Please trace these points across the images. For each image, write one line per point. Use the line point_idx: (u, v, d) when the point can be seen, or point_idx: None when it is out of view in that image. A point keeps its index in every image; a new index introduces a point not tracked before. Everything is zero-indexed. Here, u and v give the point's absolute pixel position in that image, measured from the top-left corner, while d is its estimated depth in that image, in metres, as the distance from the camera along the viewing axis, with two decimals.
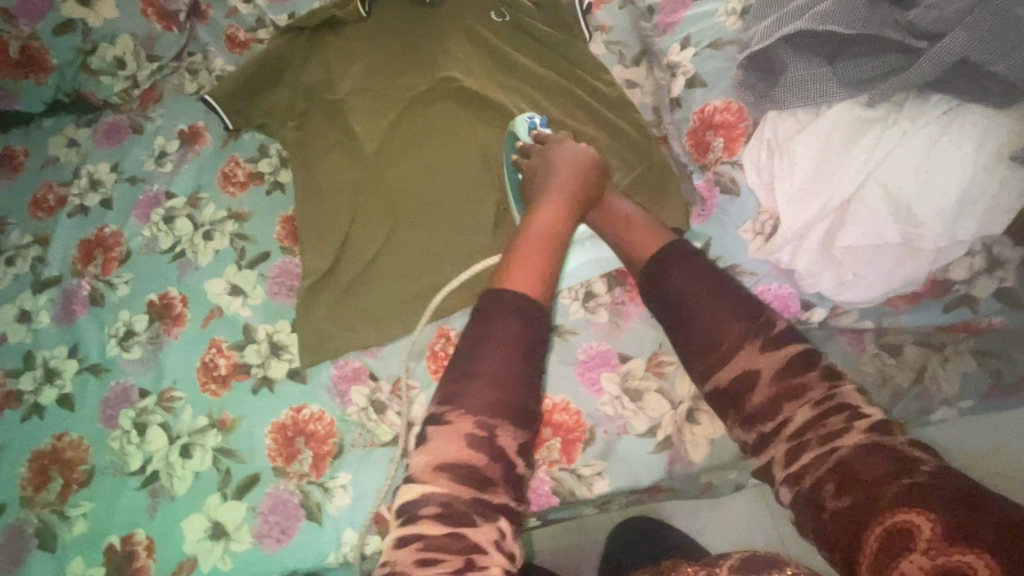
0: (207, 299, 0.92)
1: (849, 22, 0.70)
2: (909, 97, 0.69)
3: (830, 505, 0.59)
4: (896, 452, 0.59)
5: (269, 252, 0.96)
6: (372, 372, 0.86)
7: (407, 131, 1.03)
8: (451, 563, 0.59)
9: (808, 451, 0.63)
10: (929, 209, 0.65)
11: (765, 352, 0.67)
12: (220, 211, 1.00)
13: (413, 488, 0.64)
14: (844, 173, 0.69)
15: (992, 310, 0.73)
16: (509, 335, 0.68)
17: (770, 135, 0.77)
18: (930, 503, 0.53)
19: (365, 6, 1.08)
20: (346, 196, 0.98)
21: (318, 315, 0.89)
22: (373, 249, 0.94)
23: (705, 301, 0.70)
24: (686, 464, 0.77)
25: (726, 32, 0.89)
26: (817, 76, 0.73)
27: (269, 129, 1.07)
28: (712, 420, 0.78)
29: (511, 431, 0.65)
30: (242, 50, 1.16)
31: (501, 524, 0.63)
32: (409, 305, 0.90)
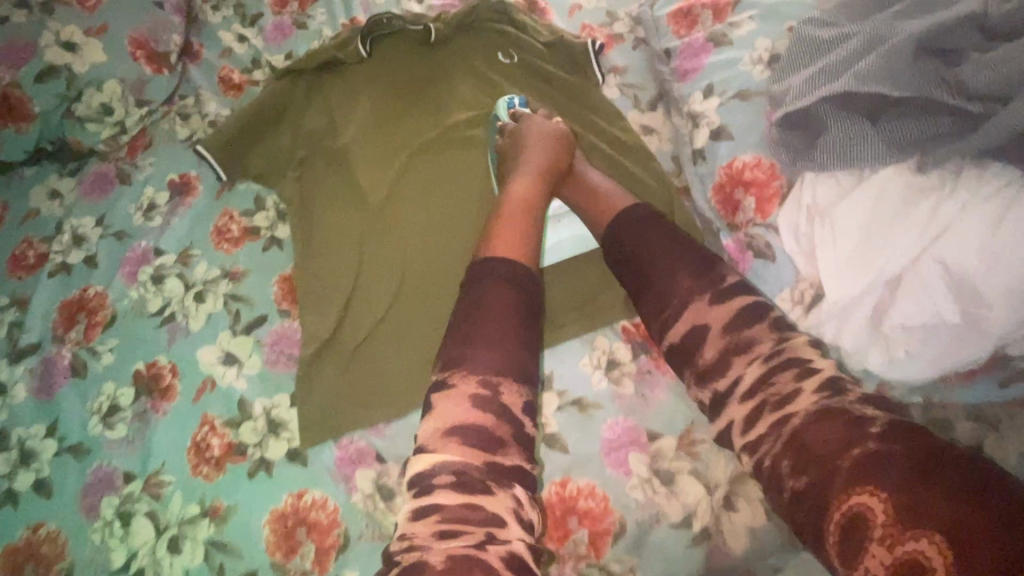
0: (198, 369, 0.86)
1: (895, 83, 0.67)
2: (965, 164, 0.66)
3: (789, 485, 0.56)
4: (848, 415, 0.56)
5: (267, 315, 0.89)
6: (379, 453, 0.79)
7: (412, 178, 0.97)
8: (473, 536, 0.55)
9: (762, 419, 0.60)
10: (995, 289, 0.60)
11: (712, 307, 0.66)
12: (213, 269, 0.94)
13: (423, 459, 0.60)
14: (897, 247, 0.65)
15: None
16: (488, 295, 0.67)
17: (810, 200, 0.73)
18: (884, 480, 0.50)
19: (366, 45, 1.02)
20: (348, 251, 0.92)
21: (321, 386, 0.82)
22: (379, 310, 0.87)
23: (665, 257, 0.70)
24: (725, 557, 0.70)
25: (753, 82, 0.85)
26: (861, 137, 0.70)
27: (267, 181, 1.01)
28: (752, 507, 0.72)
29: (516, 390, 0.63)
30: (236, 93, 1.11)
31: (517, 491, 0.60)
32: (420, 374, 0.83)
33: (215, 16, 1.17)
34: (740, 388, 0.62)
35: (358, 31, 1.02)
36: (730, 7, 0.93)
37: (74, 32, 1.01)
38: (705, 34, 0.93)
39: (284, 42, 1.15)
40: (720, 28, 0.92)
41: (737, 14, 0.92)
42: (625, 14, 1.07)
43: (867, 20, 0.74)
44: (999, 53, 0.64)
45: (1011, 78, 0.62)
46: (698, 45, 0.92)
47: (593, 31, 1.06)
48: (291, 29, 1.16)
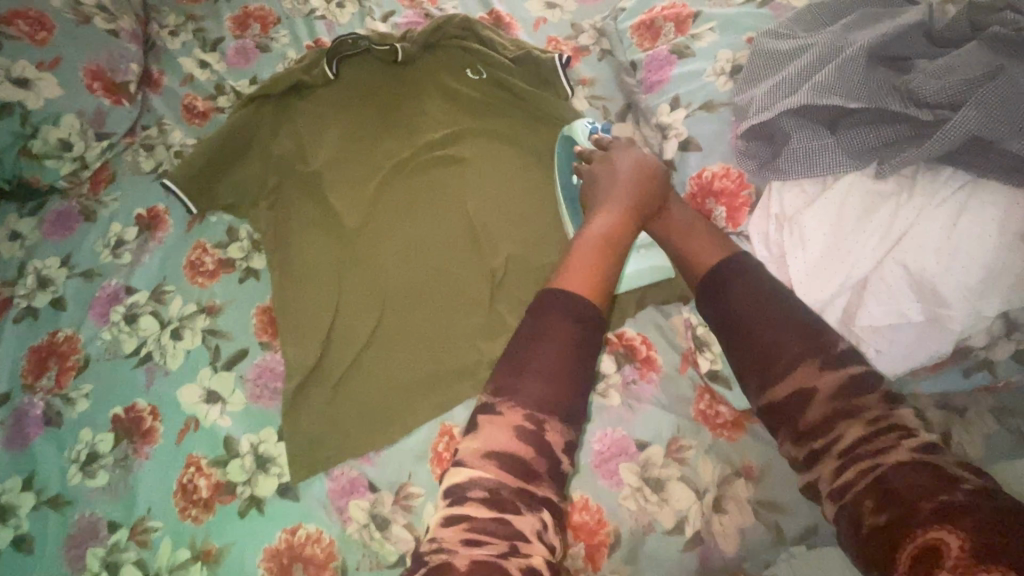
0: (181, 409, 0.84)
1: (850, 94, 0.71)
2: (919, 170, 0.70)
3: (867, 522, 0.56)
4: (939, 470, 0.56)
5: (247, 349, 0.88)
6: (372, 482, 0.79)
7: (388, 203, 0.97)
8: (498, 546, 0.56)
9: (854, 469, 0.59)
10: (954, 289, 0.64)
11: (823, 372, 0.62)
12: (189, 304, 0.92)
13: (459, 472, 0.61)
14: (862, 251, 0.68)
15: (1012, 372, 0.72)
16: (563, 336, 0.65)
17: (777, 209, 0.76)
18: (965, 521, 0.52)
19: (333, 67, 1.03)
20: (328, 280, 0.91)
21: (307, 421, 0.82)
22: (362, 340, 0.87)
23: (767, 312, 0.66)
24: (718, 559, 0.72)
25: (718, 93, 0.88)
26: (822, 147, 0.73)
27: (239, 210, 0.99)
28: (740, 509, 0.74)
29: (560, 430, 0.63)
30: (201, 121, 1.10)
31: (545, 515, 0.60)
32: (407, 398, 0.83)
33: (175, 43, 1.16)
34: (838, 444, 0.60)
35: (324, 54, 1.02)
36: (691, 18, 0.95)
37: (26, 67, 0.97)
38: (668, 46, 0.95)
39: (249, 67, 1.15)
40: (682, 40, 0.94)
41: (697, 25, 0.95)
42: (590, 25, 1.09)
43: (821, 33, 0.77)
44: (943, 65, 0.69)
45: (956, 88, 0.67)
46: (662, 58, 0.94)
47: (559, 44, 1.08)
48: (253, 52, 1.16)
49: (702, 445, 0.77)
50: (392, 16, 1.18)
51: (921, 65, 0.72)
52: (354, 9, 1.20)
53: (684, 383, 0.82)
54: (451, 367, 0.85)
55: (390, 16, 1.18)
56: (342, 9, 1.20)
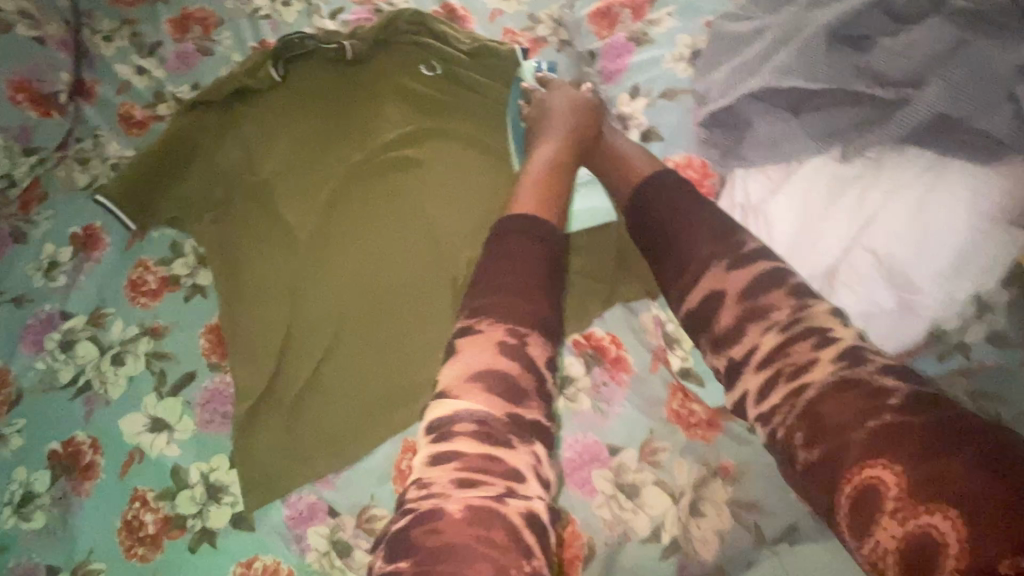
0: (124, 440, 0.78)
1: (812, 76, 0.70)
2: (885, 149, 0.68)
3: (802, 458, 0.53)
4: (863, 385, 0.53)
5: (195, 372, 0.83)
6: (331, 507, 0.74)
7: (343, 211, 0.92)
8: (492, 487, 0.52)
9: (780, 389, 0.56)
10: (924, 274, 0.62)
11: (732, 272, 0.62)
12: (131, 327, 0.86)
13: (442, 406, 0.57)
14: (830, 238, 0.66)
15: (987, 355, 0.71)
16: (524, 252, 0.65)
17: (742, 197, 0.73)
18: (899, 451, 0.49)
19: (278, 69, 0.97)
20: (280, 295, 0.86)
21: (261, 446, 0.77)
22: (317, 356, 0.82)
23: (687, 218, 0.67)
24: (698, 565, 0.69)
25: (677, 80, 0.84)
26: (787, 132, 0.71)
27: (182, 224, 0.93)
28: (718, 511, 0.71)
29: (541, 342, 0.61)
30: (140, 130, 1.03)
31: (537, 449, 0.57)
32: (367, 418, 0.79)
33: (109, 48, 1.09)
34: (758, 355, 0.58)
35: (268, 55, 0.97)
36: (647, 4, 0.92)
37: None
38: (626, 33, 0.92)
39: (189, 72, 1.08)
40: (639, 26, 0.91)
41: (654, 11, 0.91)
42: (546, 15, 1.05)
43: (781, 13, 0.75)
44: (908, 40, 0.67)
45: (921, 67, 0.66)
46: (620, 46, 0.91)
47: (516, 35, 1.04)
48: (195, 56, 1.10)
49: (676, 447, 0.74)
50: (342, 13, 1.13)
51: (882, 41, 0.69)
52: (301, 7, 1.14)
53: (657, 382, 0.78)
54: (412, 381, 0.81)
55: (339, 13, 1.13)
56: (288, 7, 1.14)
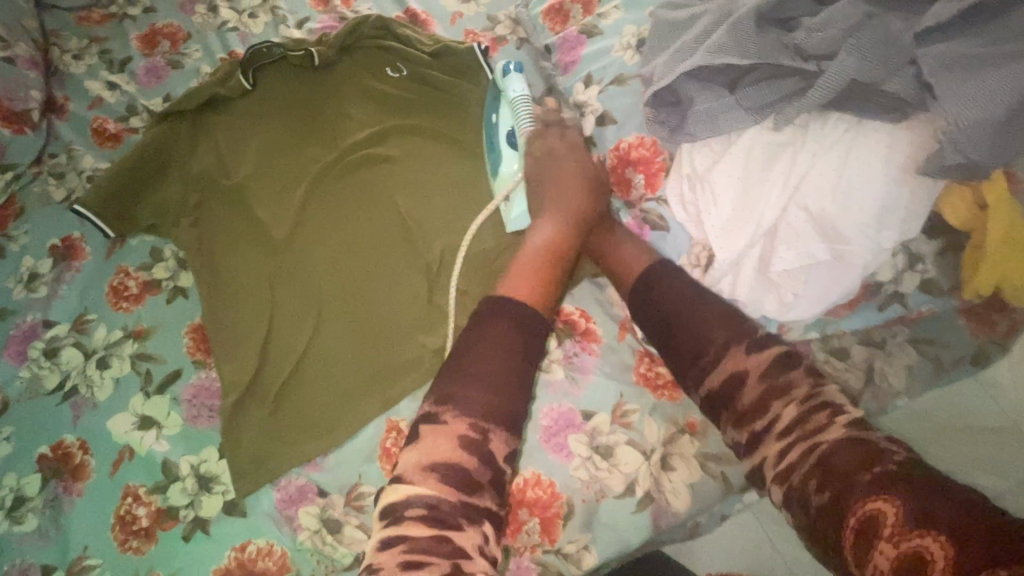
0: (113, 440, 0.80)
1: (743, 53, 0.75)
2: (811, 117, 0.76)
3: (813, 500, 0.58)
4: (871, 441, 0.59)
5: (181, 370, 0.85)
6: (321, 488, 0.78)
7: (318, 209, 0.96)
8: (438, 568, 0.55)
9: (794, 445, 0.61)
10: (852, 227, 0.73)
11: (750, 354, 0.66)
12: (115, 331, 0.88)
13: (396, 490, 0.60)
14: (767, 200, 0.76)
15: (921, 302, 0.79)
16: (500, 341, 0.67)
17: (689, 169, 0.82)
18: (898, 489, 0.54)
19: (249, 78, 1.01)
20: (260, 291, 0.90)
21: (248, 435, 0.80)
22: (299, 348, 0.85)
23: (697, 311, 0.71)
24: (671, 515, 0.74)
25: (626, 67, 0.91)
26: (722, 107, 0.79)
27: (161, 230, 0.96)
28: (688, 464, 0.76)
29: (503, 437, 0.63)
30: (113, 143, 1.06)
31: (486, 528, 0.60)
32: (351, 401, 0.82)
33: (80, 66, 1.12)
34: (778, 424, 0.63)
35: (238, 65, 1.00)
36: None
37: None
38: (577, 28, 0.98)
39: (160, 85, 1.12)
40: (590, 20, 0.97)
41: (603, 4, 0.97)
42: (505, 15, 1.10)
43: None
44: (825, 17, 0.73)
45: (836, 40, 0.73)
46: (572, 39, 0.97)
47: (476, 35, 1.09)
48: (165, 69, 1.13)
49: (646, 408, 0.79)
50: (308, 22, 1.17)
51: (805, 21, 0.76)
52: (268, 18, 1.18)
53: (625, 350, 0.83)
54: (392, 364, 0.84)
55: (305, 22, 1.17)
56: (255, 19, 1.18)
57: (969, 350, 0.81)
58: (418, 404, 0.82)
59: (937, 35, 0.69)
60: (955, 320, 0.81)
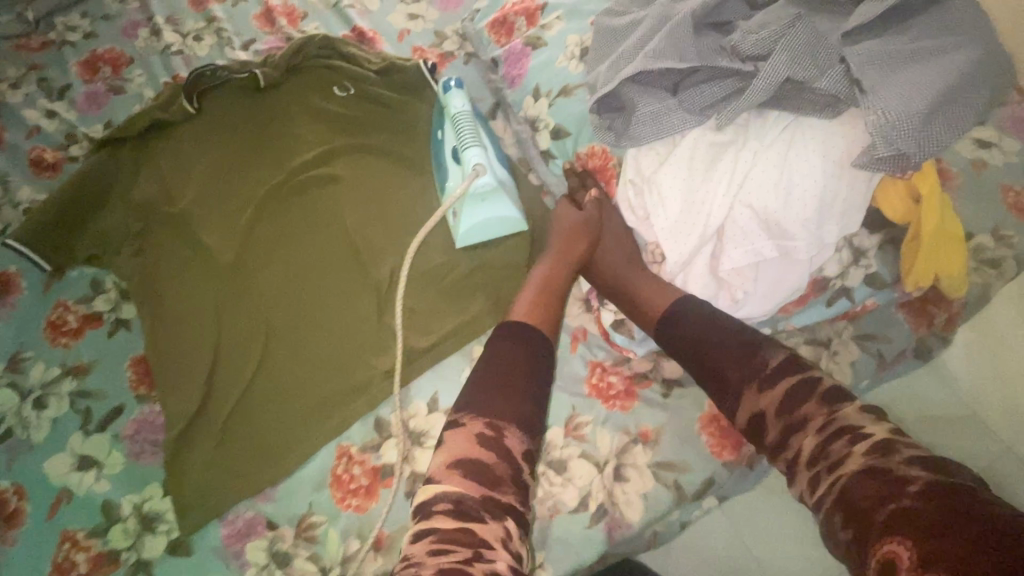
0: (50, 483, 0.78)
1: (681, 57, 0.77)
2: (749, 117, 0.80)
3: (841, 536, 0.61)
4: (891, 473, 0.60)
5: (123, 405, 0.83)
6: (270, 520, 0.77)
7: (263, 233, 0.95)
8: (460, 554, 0.57)
9: (821, 479, 0.64)
10: (794, 222, 0.75)
11: (763, 393, 0.70)
12: (53, 368, 0.85)
13: (427, 488, 0.64)
14: (713, 200, 0.78)
15: (865, 296, 0.83)
16: (510, 357, 0.72)
17: (634, 172, 0.86)
18: (912, 528, 0.56)
19: (192, 101, 1.00)
20: (205, 319, 0.88)
21: (195, 466, 0.79)
22: (246, 375, 0.84)
23: (711, 347, 0.74)
24: (625, 527, 0.76)
25: (572, 77, 0.92)
26: (663, 109, 0.81)
27: (102, 261, 0.94)
28: (640, 475, 0.79)
29: (518, 435, 0.67)
30: (52, 173, 1.04)
31: (509, 523, 0.62)
32: (301, 426, 0.82)
33: (17, 95, 1.10)
34: (802, 456, 0.66)
35: (181, 89, 1.00)
36: (539, 10, 0.98)
37: None
38: (522, 39, 0.98)
39: (101, 112, 1.10)
40: (533, 32, 0.98)
41: (545, 16, 0.98)
42: (452, 31, 1.12)
43: (653, 6, 0.84)
44: (756, 22, 0.78)
45: (766, 42, 0.75)
46: (518, 51, 0.98)
47: (424, 52, 1.10)
48: (106, 96, 1.11)
49: (598, 419, 0.81)
50: (253, 44, 1.15)
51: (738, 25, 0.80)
52: (212, 41, 1.16)
53: (576, 361, 0.86)
54: (341, 389, 0.84)
55: (251, 44, 1.15)
56: (200, 41, 1.16)
57: (910, 344, 0.85)
58: (368, 428, 0.82)
59: (858, 36, 0.76)
60: (894, 314, 0.86)
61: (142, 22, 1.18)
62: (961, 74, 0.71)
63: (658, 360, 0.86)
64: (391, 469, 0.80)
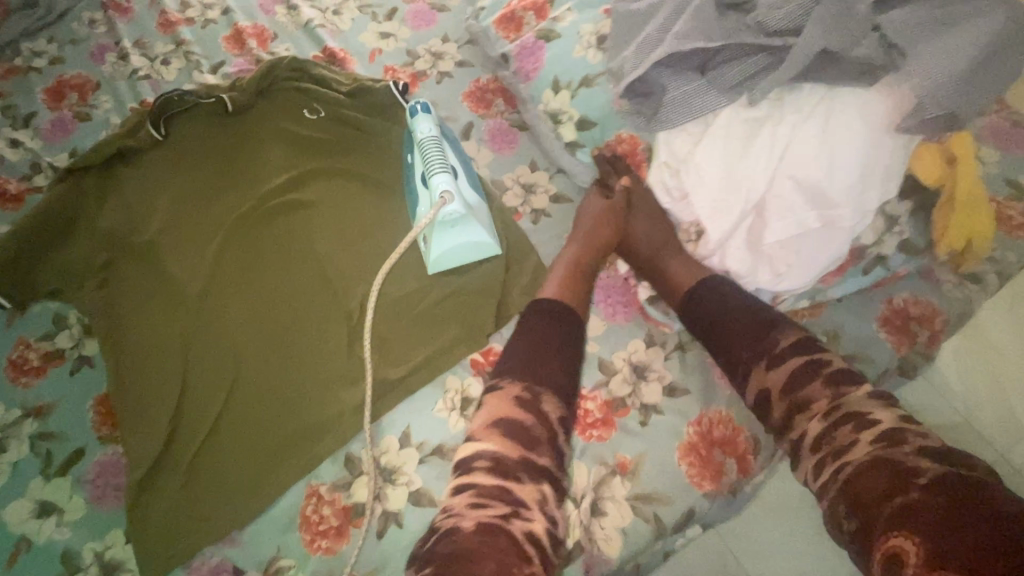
0: (9, 531, 0.74)
1: (709, 36, 0.75)
2: (783, 90, 0.76)
3: (846, 527, 0.59)
4: (898, 462, 0.58)
5: (85, 447, 0.79)
6: (237, 566, 0.73)
7: (231, 264, 0.89)
8: (500, 509, 0.58)
9: (826, 468, 0.62)
10: (839, 191, 0.73)
11: (771, 370, 0.69)
12: (12, 410, 0.80)
13: (467, 445, 0.65)
14: (754, 175, 0.75)
15: (901, 263, 0.82)
16: (547, 331, 0.73)
17: (667, 156, 0.82)
18: (923, 523, 0.52)
19: (160, 128, 0.94)
20: (170, 353, 0.83)
21: (158, 510, 0.75)
22: (213, 413, 0.80)
23: (734, 321, 0.73)
24: (603, 563, 0.72)
25: (591, 66, 0.88)
26: (696, 90, 0.77)
27: (65, 295, 0.87)
28: (620, 508, 0.74)
29: (553, 403, 0.67)
30: (15, 205, 0.95)
31: (545, 487, 0.63)
32: (267, 466, 0.77)
33: None
34: (807, 440, 0.65)
35: (147, 115, 0.94)
36: (549, 3, 0.94)
37: None
38: (533, 33, 0.93)
39: (66, 139, 1.02)
40: (545, 25, 0.93)
41: (556, 7, 0.93)
42: (425, 49, 1.07)
43: None
44: None
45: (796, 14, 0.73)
46: (531, 45, 0.92)
47: (396, 72, 1.05)
48: (72, 123, 1.03)
49: (575, 450, 0.77)
50: (223, 66, 1.09)
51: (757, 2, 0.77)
52: (182, 64, 1.09)
53: None
54: (309, 425, 0.79)
55: (220, 67, 1.08)
56: (169, 65, 1.09)
57: (893, 363, 0.82)
58: (338, 466, 0.78)
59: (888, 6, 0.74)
60: (875, 333, 0.83)
61: (110, 46, 1.11)
62: (1000, 36, 0.69)
63: (637, 385, 0.80)
64: (361, 507, 0.75)
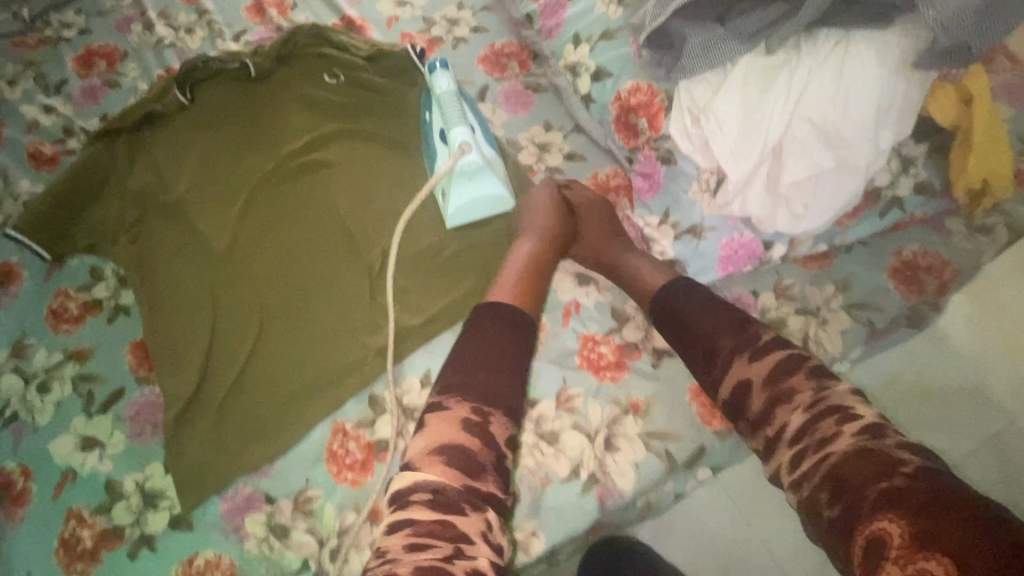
0: (56, 462, 0.79)
1: None
2: (800, 39, 0.78)
3: (826, 514, 0.55)
4: (883, 451, 0.55)
5: (123, 387, 0.83)
6: (269, 494, 0.77)
7: (256, 221, 0.92)
8: (441, 550, 0.53)
9: (807, 458, 0.58)
10: (853, 133, 0.76)
11: (754, 362, 0.64)
12: (54, 354, 0.85)
13: (405, 476, 0.59)
14: (770, 119, 0.77)
15: (916, 206, 0.84)
16: (500, 335, 0.67)
17: (689, 103, 0.82)
18: (907, 508, 0.50)
19: (186, 92, 0.96)
20: (201, 302, 0.87)
21: (192, 446, 0.79)
22: (242, 358, 0.83)
23: (708, 315, 0.69)
24: (617, 496, 0.75)
25: (611, 22, 0.90)
26: (716, 39, 0.78)
27: (100, 250, 0.91)
28: (632, 444, 0.77)
29: (503, 420, 0.62)
30: (51, 167, 1.00)
31: (490, 514, 0.58)
32: (294, 406, 0.81)
33: (14, 91, 1.06)
34: (787, 432, 0.60)
35: (173, 80, 0.96)
36: None
37: None
38: None
39: (96, 105, 1.06)
40: None
41: None
42: (441, 16, 1.09)
43: None
44: None
45: None
46: (553, 4, 0.96)
47: (413, 37, 1.08)
48: (103, 89, 1.07)
49: (589, 390, 0.80)
50: (245, 34, 1.12)
51: None
52: (205, 33, 1.12)
53: (569, 335, 0.83)
54: (333, 369, 0.83)
55: (242, 35, 1.12)
56: (192, 34, 1.12)
57: (900, 311, 0.84)
58: (362, 405, 0.81)
59: None
60: (885, 282, 0.85)
61: (135, 17, 1.14)
62: None
63: (649, 331, 0.83)
64: (385, 443, 0.79)
